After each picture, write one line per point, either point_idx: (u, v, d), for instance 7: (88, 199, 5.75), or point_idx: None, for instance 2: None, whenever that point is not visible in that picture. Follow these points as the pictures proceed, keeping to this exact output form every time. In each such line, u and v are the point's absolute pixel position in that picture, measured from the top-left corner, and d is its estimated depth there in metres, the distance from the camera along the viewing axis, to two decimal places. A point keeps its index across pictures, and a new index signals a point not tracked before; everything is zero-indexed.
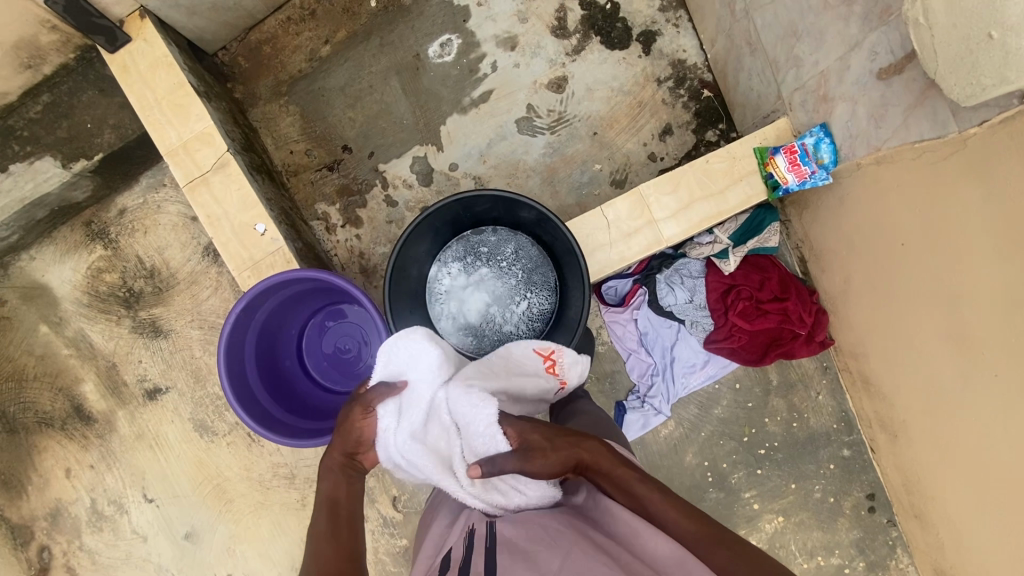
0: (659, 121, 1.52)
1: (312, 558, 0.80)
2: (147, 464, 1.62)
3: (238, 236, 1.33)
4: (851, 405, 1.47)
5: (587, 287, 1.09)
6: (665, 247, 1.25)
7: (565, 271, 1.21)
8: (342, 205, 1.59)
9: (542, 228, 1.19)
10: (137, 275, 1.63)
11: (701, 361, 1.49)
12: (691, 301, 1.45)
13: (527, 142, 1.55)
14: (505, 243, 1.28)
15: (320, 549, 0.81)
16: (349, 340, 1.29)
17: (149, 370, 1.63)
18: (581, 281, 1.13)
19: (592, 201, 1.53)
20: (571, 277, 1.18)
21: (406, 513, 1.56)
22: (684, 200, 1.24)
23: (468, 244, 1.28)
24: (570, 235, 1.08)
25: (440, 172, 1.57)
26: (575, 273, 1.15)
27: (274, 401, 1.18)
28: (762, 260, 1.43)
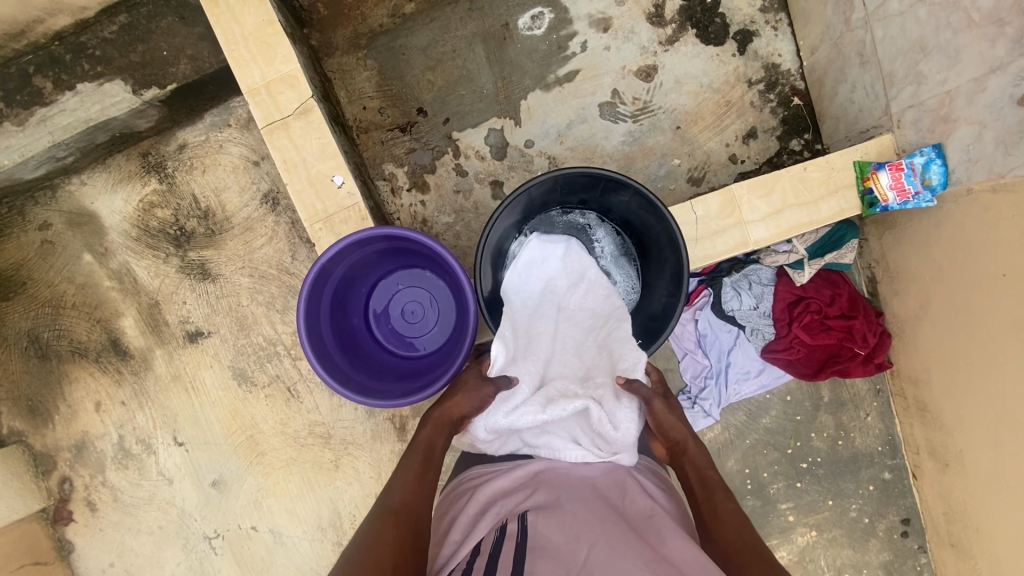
0: (745, 124, 1.50)
1: (395, 490, 0.88)
2: (181, 407, 1.59)
3: (314, 186, 1.29)
4: (899, 429, 1.48)
5: (684, 276, 1.09)
6: (751, 249, 1.23)
7: (657, 259, 1.20)
8: (410, 168, 1.55)
9: (636, 214, 1.19)
10: (191, 214, 1.59)
11: (755, 370, 1.49)
12: (756, 308, 1.44)
13: (608, 127, 1.51)
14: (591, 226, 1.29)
15: (408, 480, 0.89)
16: (419, 305, 1.26)
17: (192, 312, 1.59)
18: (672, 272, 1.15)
19: (666, 195, 1.51)
20: (664, 265, 1.18)
21: None
22: (776, 206, 1.22)
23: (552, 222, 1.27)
24: (673, 224, 1.07)
25: (515, 148, 1.53)
26: (670, 262, 1.15)
27: (342, 356, 1.15)
28: (833, 276, 1.43)
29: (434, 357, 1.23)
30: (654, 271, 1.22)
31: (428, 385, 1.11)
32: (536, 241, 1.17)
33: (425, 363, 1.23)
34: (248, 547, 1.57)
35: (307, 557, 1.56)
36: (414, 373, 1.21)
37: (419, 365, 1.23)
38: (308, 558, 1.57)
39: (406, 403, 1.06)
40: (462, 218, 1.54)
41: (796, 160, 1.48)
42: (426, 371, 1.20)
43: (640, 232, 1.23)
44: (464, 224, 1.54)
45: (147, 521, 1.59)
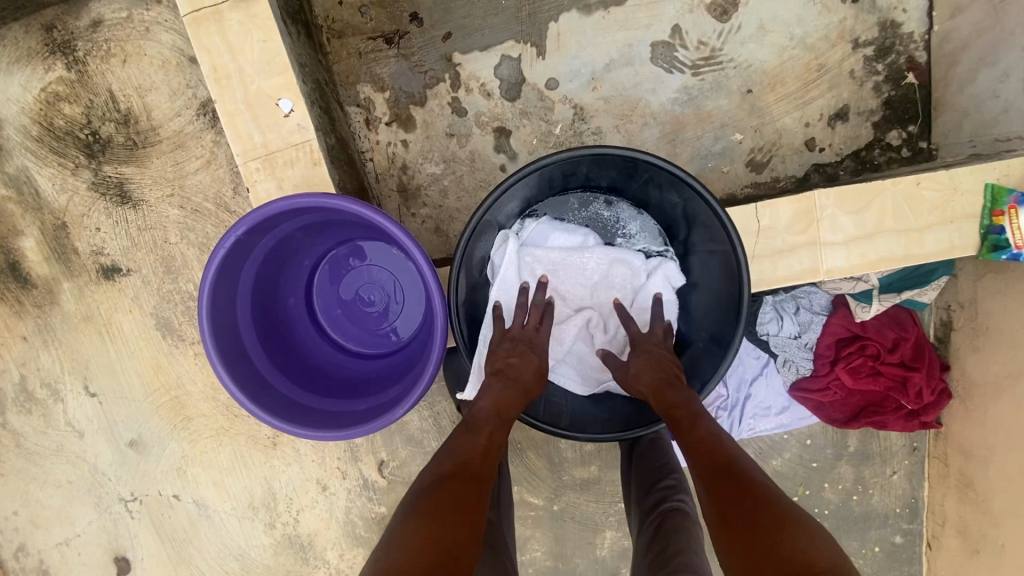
0: (836, 99, 1.14)
1: (451, 451, 0.73)
2: (94, 352, 1.33)
3: (251, 108, 0.94)
4: (925, 493, 1.28)
5: (740, 324, 0.86)
6: (820, 279, 0.93)
7: (700, 286, 0.96)
8: (393, 96, 1.18)
9: (688, 222, 0.94)
10: (107, 116, 1.24)
11: (778, 407, 1.24)
12: (797, 338, 1.17)
13: (658, 77, 1.15)
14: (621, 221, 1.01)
15: (474, 440, 0.74)
16: (377, 290, 0.98)
17: (108, 242, 1.28)
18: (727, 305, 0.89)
19: (716, 178, 1.16)
20: (711, 298, 0.93)
21: (391, 481, 1.35)
22: (867, 228, 0.91)
23: (572, 206, 1.01)
24: (742, 254, 0.83)
25: (533, 87, 1.16)
26: (722, 297, 0.91)
27: (269, 350, 0.87)
28: (902, 315, 1.15)
29: (391, 362, 0.96)
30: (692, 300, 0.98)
31: (375, 408, 0.84)
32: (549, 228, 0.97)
33: (378, 368, 0.96)
34: (170, 515, 1.39)
35: (236, 534, 1.39)
36: (363, 381, 0.94)
37: (371, 370, 0.96)
38: (237, 534, 1.40)
39: (339, 436, 0.79)
40: (452, 171, 1.19)
41: (889, 157, 1.15)
42: (378, 381, 0.93)
43: (686, 244, 0.98)
44: (453, 178, 1.20)
45: (55, 472, 1.39)
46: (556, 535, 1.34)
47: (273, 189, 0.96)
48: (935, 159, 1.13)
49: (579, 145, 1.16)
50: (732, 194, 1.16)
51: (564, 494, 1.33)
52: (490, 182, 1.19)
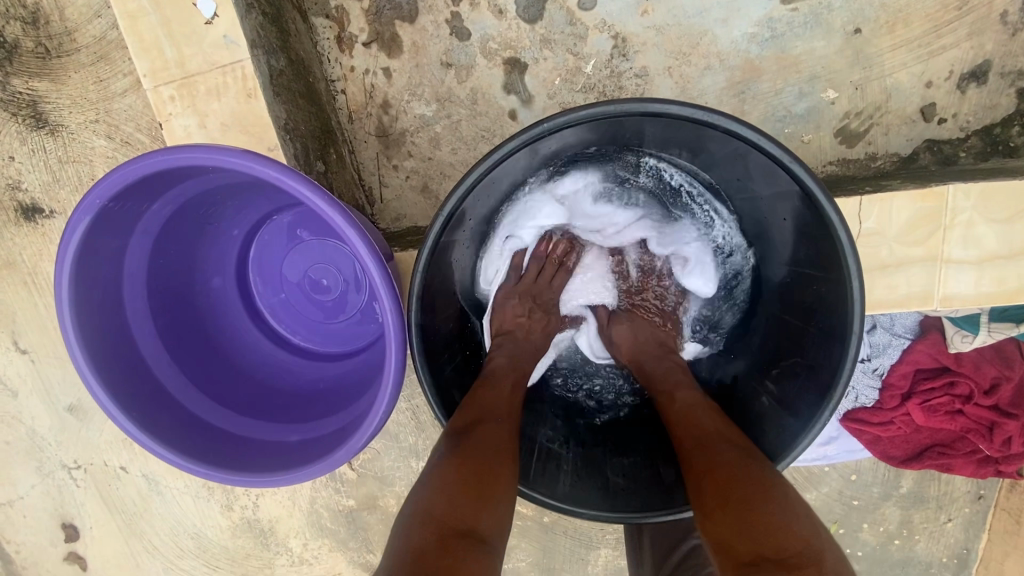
0: (975, 51, 0.83)
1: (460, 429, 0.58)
2: (20, 305, 1.13)
3: (160, 8, 0.67)
4: (980, 546, 1.08)
5: (832, 390, 0.58)
6: (929, 309, 0.68)
7: (776, 313, 0.68)
8: (373, 4, 0.88)
9: (774, 221, 0.65)
10: (12, 13, 0.98)
11: (822, 436, 1.01)
12: (864, 361, 0.93)
13: (733, 2, 0.84)
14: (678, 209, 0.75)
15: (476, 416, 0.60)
16: (330, 273, 0.74)
17: (24, 175, 1.05)
18: (823, 333, 0.61)
19: (792, 150, 0.87)
20: (790, 334, 0.66)
21: (362, 474, 1.19)
22: (1012, 244, 0.64)
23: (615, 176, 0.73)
24: (855, 288, 0.54)
25: (561, 5, 0.86)
26: (807, 339, 0.63)
27: (178, 349, 0.66)
28: (1007, 348, 0.90)
29: (347, 370, 0.73)
30: (760, 329, 0.71)
31: (311, 442, 0.63)
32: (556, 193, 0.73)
33: (330, 375, 0.74)
34: (118, 488, 1.25)
35: (190, 512, 1.25)
36: (307, 393, 0.72)
37: (319, 379, 0.74)
38: (191, 513, 1.26)
39: (255, 482, 0.58)
40: (447, 114, 0.90)
41: None
42: (327, 395, 0.71)
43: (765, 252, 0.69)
44: (447, 124, 0.91)
45: None
46: (543, 549, 1.17)
47: (194, 128, 0.71)
48: None
49: (616, 90, 0.87)
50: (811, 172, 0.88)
51: (556, 506, 1.15)
52: (493, 132, 0.90)
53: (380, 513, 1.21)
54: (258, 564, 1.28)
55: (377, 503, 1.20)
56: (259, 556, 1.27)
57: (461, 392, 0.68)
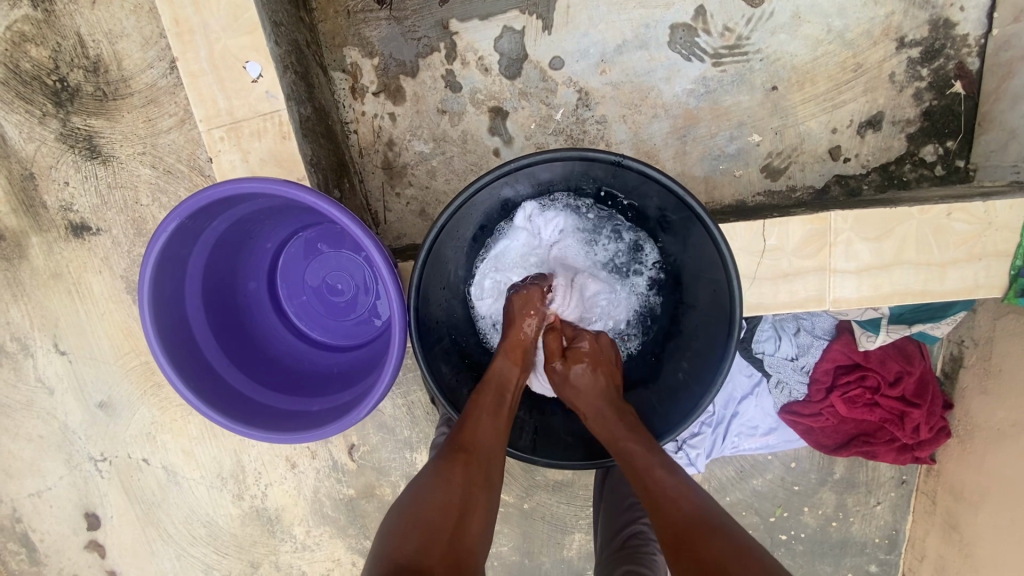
0: (870, 104, 1.03)
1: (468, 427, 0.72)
2: (63, 310, 1.28)
3: (216, 69, 0.86)
4: (907, 526, 1.23)
5: (724, 366, 0.73)
6: (825, 309, 0.85)
7: (685, 313, 0.82)
8: (382, 62, 1.07)
9: (676, 243, 0.80)
10: (76, 63, 1.16)
11: (765, 428, 1.16)
12: (793, 360, 1.10)
13: (674, 64, 1.03)
14: (625, 252, 0.85)
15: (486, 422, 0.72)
16: (343, 278, 0.91)
17: (76, 198, 1.22)
18: (714, 328, 0.76)
19: (726, 182, 1.06)
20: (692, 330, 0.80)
21: (361, 465, 1.33)
22: (883, 257, 0.82)
23: (587, 210, 0.84)
24: (738, 290, 0.71)
25: (536, 65, 1.05)
26: (710, 332, 0.77)
27: (221, 335, 0.82)
28: (911, 347, 1.07)
29: (355, 357, 0.90)
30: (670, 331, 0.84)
31: (330, 409, 0.79)
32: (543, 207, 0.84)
33: (341, 362, 0.90)
34: (139, 479, 1.38)
35: (204, 501, 1.38)
36: (325, 375, 0.88)
37: (332, 364, 0.90)
38: (205, 502, 1.38)
39: (283, 438, 0.74)
40: (441, 151, 1.09)
41: (919, 174, 1.04)
42: (340, 376, 0.87)
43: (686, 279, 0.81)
44: (442, 159, 1.09)
45: (25, 427, 1.37)
46: (523, 533, 1.31)
47: (238, 162, 0.88)
48: (970, 180, 1.04)
49: (581, 133, 1.06)
50: (743, 201, 1.06)
51: (535, 493, 1.29)
52: (480, 166, 1.09)
53: (377, 501, 1.35)
54: (264, 550, 1.40)
55: (374, 491, 1.34)
56: (265, 543, 1.40)
57: (447, 367, 0.82)
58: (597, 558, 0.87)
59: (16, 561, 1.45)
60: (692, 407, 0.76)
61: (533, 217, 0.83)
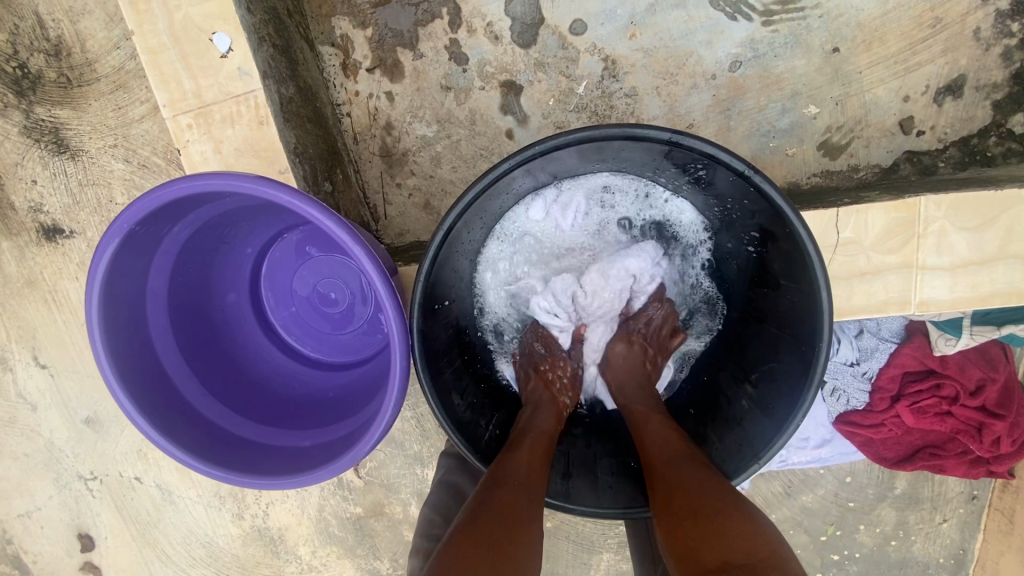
0: (950, 67, 0.87)
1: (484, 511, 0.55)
2: (41, 321, 1.18)
3: (178, 43, 0.72)
4: (976, 546, 1.10)
5: (803, 397, 0.59)
6: (907, 313, 0.71)
7: (754, 326, 0.68)
8: (376, 33, 0.93)
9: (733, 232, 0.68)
10: (36, 46, 1.04)
11: (816, 439, 1.03)
12: (853, 365, 0.96)
13: (717, 25, 0.88)
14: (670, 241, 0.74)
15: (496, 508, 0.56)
16: (337, 287, 0.78)
17: (45, 198, 1.10)
18: (790, 346, 0.62)
19: (777, 162, 0.91)
20: (759, 343, 0.67)
21: (368, 482, 1.22)
22: (984, 251, 0.68)
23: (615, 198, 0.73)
24: (825, 302, 0.55)
25: (553, 31, 0.91)
26: (782, 349, 0.63)
27: (194, 361, 0.70)
28: (995, 350, 0.93)
29: (353, 378, 0.78)
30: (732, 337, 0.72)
31: (322, 444, 0.67)
32: (567, 194, 0.72)
33: (338, 384, 0.78)
34: (133, 498, 1.29)
35: (202, 521, 1.29)
36: (319, 401, 0.76)
37: (328, 387, 0.78)
38: (203, 521, 1.29)
39: (270, 483, 0.62)
40: (447, 134, 0.95)
41: (1007, 147, 0.89)
42: (337, 402, 0.75)
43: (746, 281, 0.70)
44: (447, 144, 0.95)
45: (10, 445, 1.27)
46: (546, 552, 1.20)
47: (210, 153, 0.75)
48: None
49: (607, 110, 0.92)
50: (796, 183, 0.92)
51: (559, 511, 1.18)
52: (491, 151, 0.95)
53: (387, 519, 1.25)
54: (268, 571, 1.31)
55: (383, 509, 1.23)
56: (268, 564, 1.30)
57: (461, 396, 0.69)
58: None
59: None
60: (763, 448, 0.62)
61: (551, 208, 0.72)
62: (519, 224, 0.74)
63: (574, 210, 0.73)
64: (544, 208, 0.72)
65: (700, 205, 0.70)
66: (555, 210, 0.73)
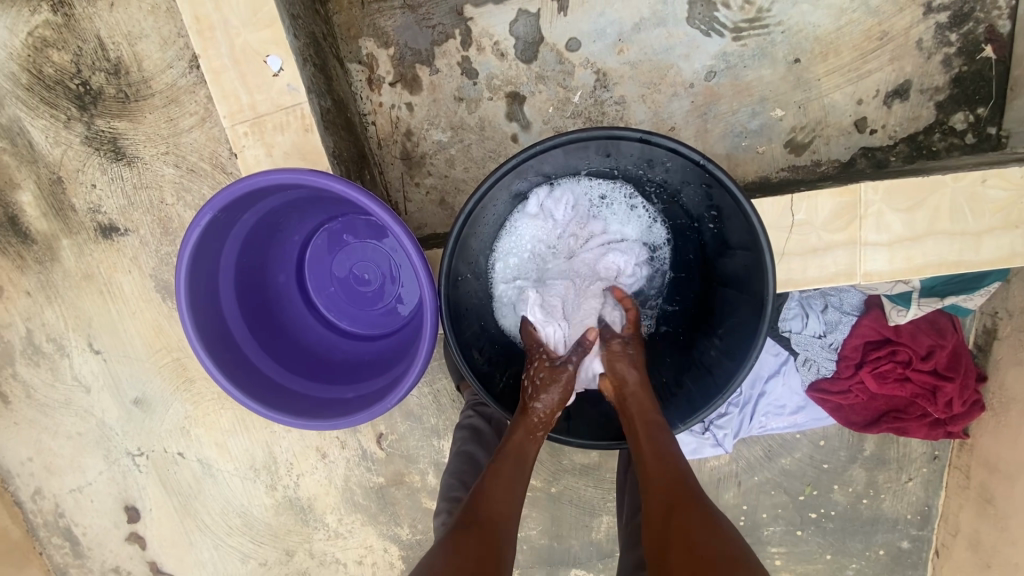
0: (896, 73, 1.01)
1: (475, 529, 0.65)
2: (96, 311, 1.31)
3: (238, 65, 0.86)
4: (939, 502, 1.22)
5: (757, 342, 0.72)
6: (854, 283, 0.84)
7: (717, 288, 0.81)
8: (398, 52, 1.07)
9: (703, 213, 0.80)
10: (97, 66, 1.18)
11: (792, 406, 1.15)
12: (821, 337, 1.09)
13: (693, 40, 1.02)
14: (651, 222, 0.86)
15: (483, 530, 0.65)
16: (370, 268, 0.92)
17: (103, 200, 1.24)
18: (747, 302, 0.75)
19: (749, 159, 1.05)
20: (723, 302, 0.80)
21: (390, 453, 1.35)
22: (916, 229, 0.81)
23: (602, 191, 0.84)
24: (771, 263, 0.69)
25: (552, 47, 1.04)
26: (740, 307, 0.76)
27: (253, 329, 0.84)
28: (943, 320, 1.06)
29: (384, 346, 0.91)
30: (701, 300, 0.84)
31: (362, 396, 0.80)
32: (558, 186, 0.83)
33: (371, 351, 0.92)
34: (175, 472, 1.42)
35: (238, 492, 1.42)
36: (356, 365, 0.89)
37: (363, 354, 0.91)
38: (240, 493, 1.42)
39: (322, 424, 0.76)
40: (460, 138, 1.08)
41: (949, 143, 1.02)
42: (372, 365, 0.88)
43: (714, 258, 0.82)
44: (461, 147, 1.09)
45: (65, 425, 1.41)
46: (551, 516, 1.32)
47: (262, 156, 0.89)
48: (1002, 147, 1.01)
49: (600, 115, 1.05)
50: (766, 177, 1.05)
51: (562, 477, 1.30)
52: (499, 153, 1.08)
53: (406, 488, 1.37)
54: (298, 539, 1.43)
55: (403, 479, 1.36)
56: (298, 532, 1.43)
57: (479, 355, 0.82)
58: (624, 539, 0.87)
59: (61, 555, 1.49)
60: (728, 386, 0.75)
61: (544, 203, 0.83)
62: (520, 216, 0.85)
63: (565, 201, 0.83)
64: (539, 200, 0.83)
65: (673, 191, 0.82)
66: (549, 201, 0.83)
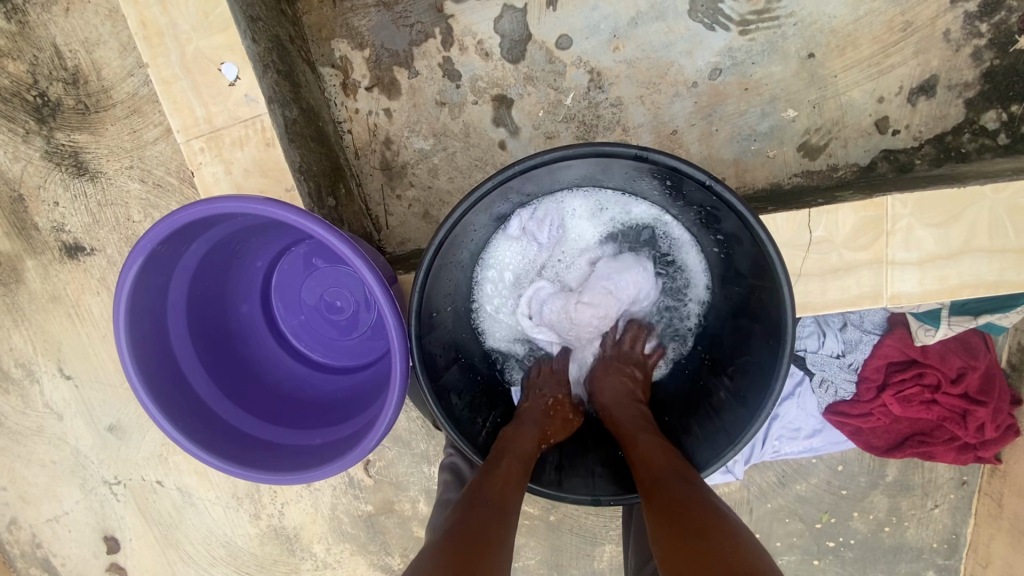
0: (921, 68, 0.91)
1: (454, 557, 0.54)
2: (65, 335, 1.24)
3: (190, 74, 0.78)
4: (968, 531, 1.13)
5: (774, 389, 0.62)
6: (880, 306, 0.75)
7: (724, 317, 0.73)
8: (374, 54, 0.98)
9: (706, 234, 0.71)
10: (55, 76, 1.10)
11: (807, 429, 1.06)
12: (840, 357, 0.99)
13: (695, 35, 0.93)
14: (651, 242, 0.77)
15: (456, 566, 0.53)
16: (343, 295, 0.84)
17: (67, 218, 1.16)
18: (759, 336, 0.67)
19: (759, 165, 0.95)
20: (732, 334, 0.72)
21: (378, 480, 1.28)
22: (952, 246, 0.72)
23: (596, 212, 0.76)
24: (787, 298, 0.60)
25: (540, 46, 0.95)
26: (754, 343, 0.67)
27: (211, 369, 0.76)
28: (974, 340, 0.97)
29: (359, 381, 0.83)
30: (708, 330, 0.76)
31: (331, 443, 0.72)
32: (544, 205, 0.75)
33: (345, 386, 0.84)
34: (155, 501, 1.34)
35: (221, 521, 1.34)
36: (328, 403, 0.81)
37: (335, 390, 0.83)
38: (222, 522, 1.35)
39: (283, 478, 0.67)
40: (442, 147, 1.00)
41: (980, 144, 0.92)
42: (344, 403, 0.80)
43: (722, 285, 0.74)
44: (443, 156, 1.00)
45: (38, 452, 1.34)
46: (550, 546, 1.24)
47: (221, 174, 0.81)
48: None
49: (594, 119, 0.96)
50: (778, 184, 0.96)
51: (561, 504, 1.22)
52: (485, 162, 1.00)
53: (396, 516, 1.30)
54: (285, 569, 1.36)
55: (393, 507, 1.29)
56: (285, 562, 1.36)
57: (458, 395, 0.73)
58: None
59: None
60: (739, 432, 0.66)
61: (529, 224, 0.75)
62: (502, 240, 0.77)
63: (552, 222, 0.76)
64: (521, 221, 0.76)
65: (671, 210, 0.73)
66: (533, 223, 0.76)
